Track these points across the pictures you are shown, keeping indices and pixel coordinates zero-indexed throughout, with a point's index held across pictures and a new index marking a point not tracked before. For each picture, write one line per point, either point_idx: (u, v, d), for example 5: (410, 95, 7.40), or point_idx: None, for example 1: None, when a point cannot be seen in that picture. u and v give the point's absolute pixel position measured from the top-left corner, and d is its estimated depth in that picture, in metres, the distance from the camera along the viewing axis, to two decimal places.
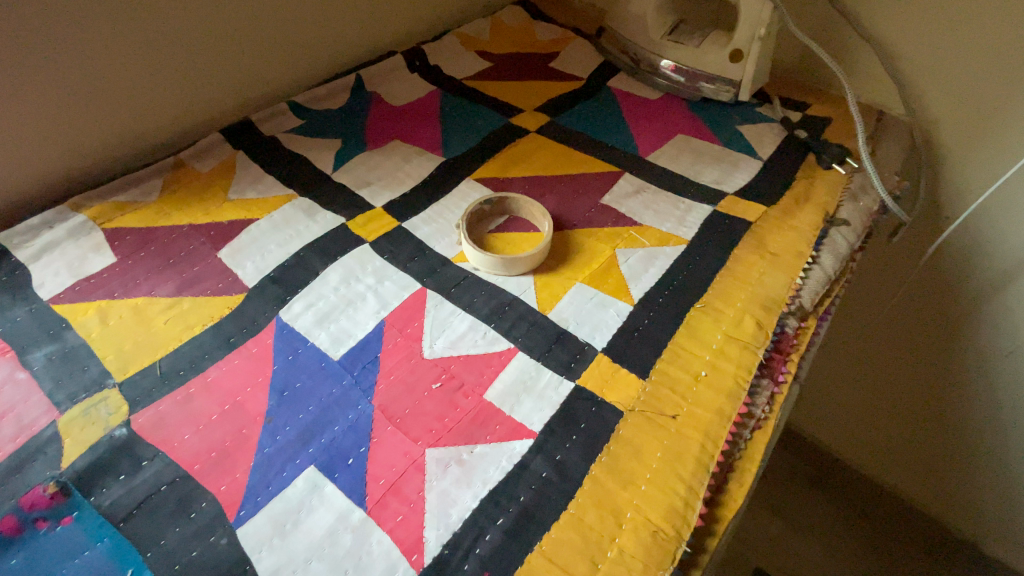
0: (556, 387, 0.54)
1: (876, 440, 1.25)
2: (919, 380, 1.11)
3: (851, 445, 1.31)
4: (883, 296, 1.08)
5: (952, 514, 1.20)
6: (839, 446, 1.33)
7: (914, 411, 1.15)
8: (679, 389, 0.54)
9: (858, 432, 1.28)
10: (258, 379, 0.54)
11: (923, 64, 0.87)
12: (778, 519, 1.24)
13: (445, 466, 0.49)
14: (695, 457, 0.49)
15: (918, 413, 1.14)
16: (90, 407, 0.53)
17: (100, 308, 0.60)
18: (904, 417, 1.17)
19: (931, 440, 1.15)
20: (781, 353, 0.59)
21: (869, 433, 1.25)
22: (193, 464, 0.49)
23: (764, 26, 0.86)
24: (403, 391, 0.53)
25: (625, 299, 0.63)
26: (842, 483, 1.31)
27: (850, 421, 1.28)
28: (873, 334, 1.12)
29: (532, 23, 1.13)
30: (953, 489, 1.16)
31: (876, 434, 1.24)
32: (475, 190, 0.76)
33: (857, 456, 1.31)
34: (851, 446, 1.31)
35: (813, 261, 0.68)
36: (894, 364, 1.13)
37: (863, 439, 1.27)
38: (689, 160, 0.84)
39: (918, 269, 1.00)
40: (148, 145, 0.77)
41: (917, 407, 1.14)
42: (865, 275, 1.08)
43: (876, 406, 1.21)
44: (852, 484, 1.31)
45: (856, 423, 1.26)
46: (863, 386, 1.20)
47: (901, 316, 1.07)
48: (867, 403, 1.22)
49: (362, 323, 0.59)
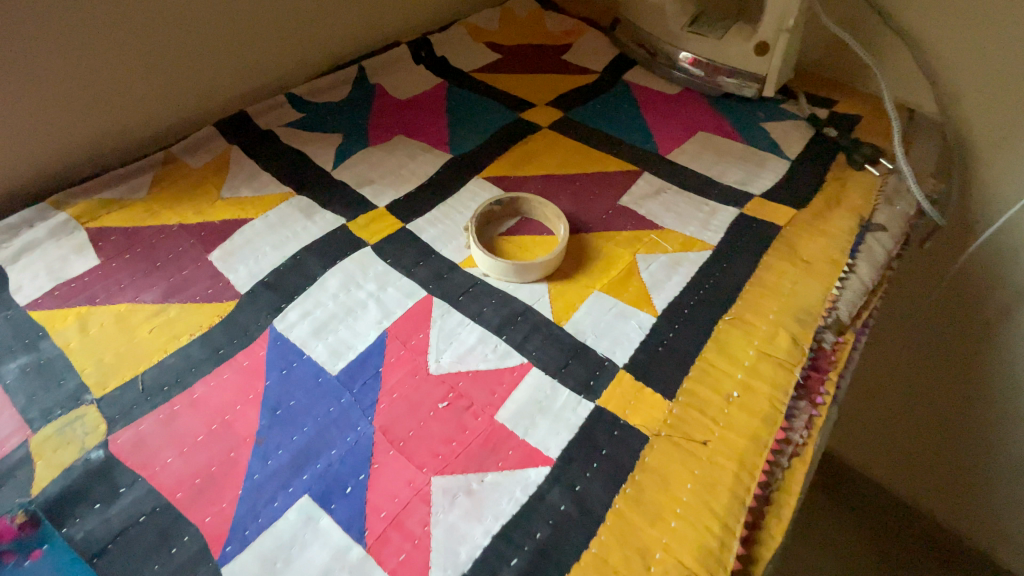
0: (574, 408, 0.50)
1: (894, 453, 1.16)
2: (959, 397, 1.01)
3: (875, 460, 1.21)
4: (920, 304, 0.99)
5: (986, 539, 1.11)
6: (851, 456, 1.25)
7: (950, 430, 1.06)
8: (708, 411, 0.50)
9: (877, 444, 1.19)
10: (249, 395, 0.50)
11: (959, 59, 0.81)
12: (802, 546, 1.13)
13: (453, 497, 0.44)
14: (729, 490, 0.45)
15: (955, 432, 1.05)
16: (65, 425, 0.48)
17: (81, 315, 0.56)
18: (938, 435, 1.08)
19: (967, 461, 1.06)
20: (819, 371, 0.54)
21: (886, 444, 1.17)
22: (175, 492, 0.44)
23: (792, 17, 0.80)
24: (407, 411, 0.49)
25: (648, 309, 0.58)
26: (855, 494, 1.23)
27: (864, 432, 1.19)
28: (896, 341, 1.04)
29: (543, 13, 1.08)
30: (987, 512, 1.08)
31: (906, 452, 1.15)
32: (484, 190, 0.71)
33: (874, 468, 1.22)
34: (867, 457, 1.22)
35: (849, 269, 0.63)
36: (931, 377, 1.04)
37: (889, 454, 1.18)
38: (712, 159, 0.79)
39: (957, 276, 0.92)
40: (137, 139, 0.72)
41: (953, 425, 1.04)
42: (901, 281, 0.99)
43: (895, 417, 1.12)
44: (866, 496, 1.22)
45: (871, 433, 1.18)
46: (894, 400, 1.11)
47: (941, 327, 0.98)
48: (886, 416, 1.14)
49: (362, 334, 0.55)
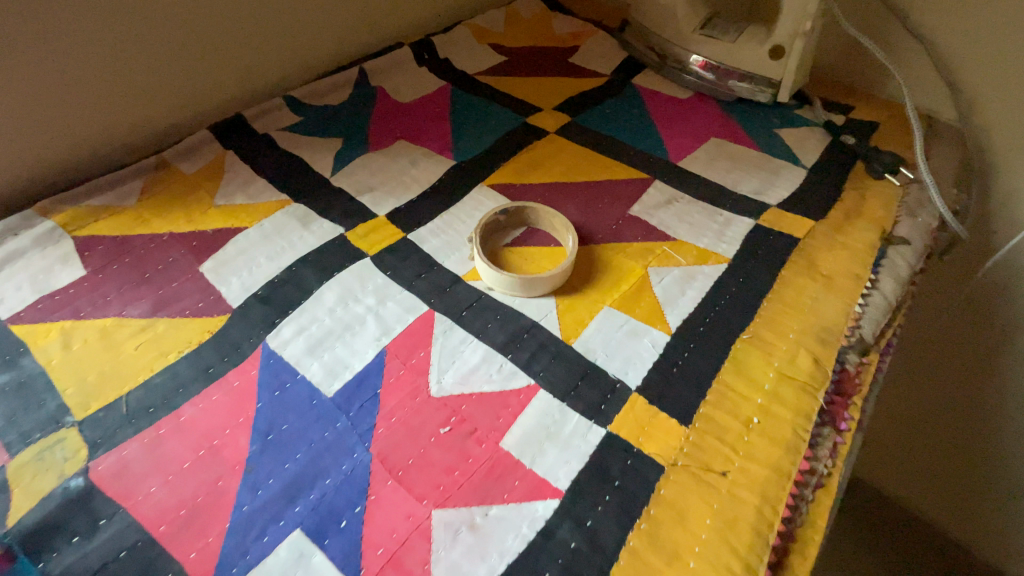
0: (584, 434, 0.47)
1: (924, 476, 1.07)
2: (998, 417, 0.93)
3: (903, 483, 1.12)
4: (955, 313, 0.91)
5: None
6: (874, 475, 1.16)
7: (989, 452, 0.97)
8: (727, 439, 0.47)
9: (904, 466, 1.10)
10: (239, 419, 0.47)
11: (982, 65, 0.78)
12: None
13: (455, 532, 0.41)
14: (751, 526, 0.42)
15: (994, 455, 0.96)
16: (44, 450, 0.45)
17: (64, 330, 0.53)
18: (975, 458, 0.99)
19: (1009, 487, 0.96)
20: (843, 395, 0.51)
21: (915, 466, 1.08)
22: (158, 525, 0.41)
23: (810, 20, 0.77)
24: (406, 437, 0.46)
25: (661, 327, 0.55)
26: (881, 519, 1.13)
27: (891, 451, 1.10)
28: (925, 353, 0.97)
29: (549, 14, 1.05)
30: None
31: (938, 475, 1.06)
32: (489, 199, 0.68)
33: (888, 482, 1.14)
34: (884, 475, 1.14)
35: (872, 286, 0.60)
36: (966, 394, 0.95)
37: (919, 477, 1.09)
38: (725, 166, 0.76)
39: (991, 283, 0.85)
40: (128, 143, 0.69)
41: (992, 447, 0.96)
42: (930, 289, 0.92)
43: (925, 436, 1.04)
44: (894, 522, 1.12)
45: (896, 452, 1.09)
46: (923, 418, 1.02)
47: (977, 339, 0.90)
48: (906, 431, 1.06)
49: (360, 352, 0.52)
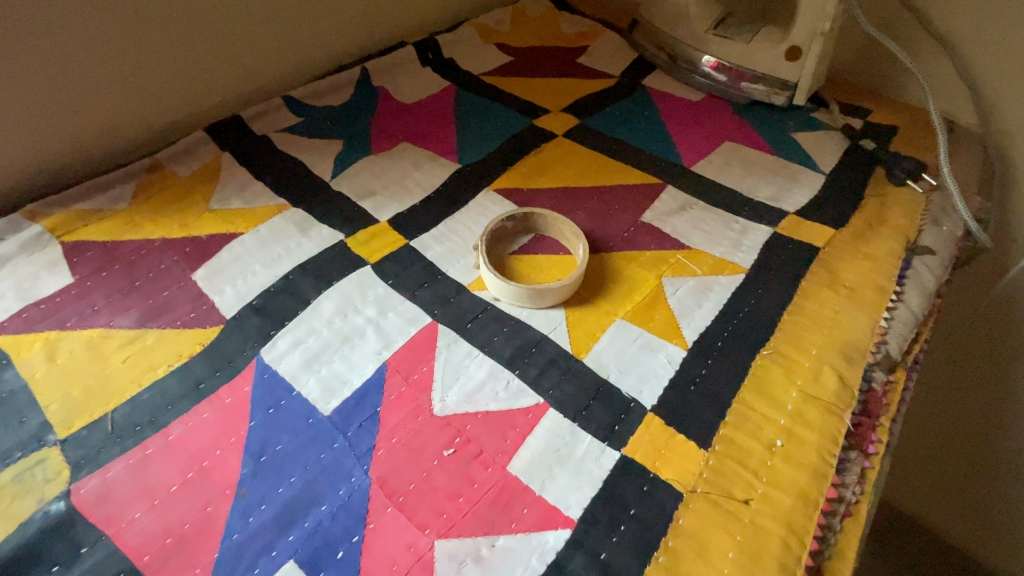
0: (597, 458, 0.44)
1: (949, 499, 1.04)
2: None
3: (927, 505, 1.08)
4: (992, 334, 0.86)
5: None
6: (897, 496, 1.12)
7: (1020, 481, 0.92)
8: (749, 464, 0.44)
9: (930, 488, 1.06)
10: (230, 438, 0.44)
11: (1005, 68, 0.75)
12: None
13: (459, 565, 0.38)
14: (776, 560, 0.39)
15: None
16: (23, 471, 0.43)
17: (48, 342, 0.50)
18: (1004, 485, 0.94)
19: None
20: (871, 417, 0.49)
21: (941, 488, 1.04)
22: (142, 555, 0.39)
23: (829, 19, 0.74)
24: (408, 459, 0.43)
25: (677, 341, 0.52)
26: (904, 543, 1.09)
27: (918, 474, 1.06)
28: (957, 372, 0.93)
29: (556, 13, 1.02)
30: None
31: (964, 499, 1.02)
32: (495, 204, 0.66)
33: (907, 500, 1.11)
34: (907, 496, 1.10)
35: (897, 298, 0.57)
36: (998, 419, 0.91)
37: (944, 500, 1.05)
38: (740, 171, 0.73)
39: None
40: (122, 144, 0.67)
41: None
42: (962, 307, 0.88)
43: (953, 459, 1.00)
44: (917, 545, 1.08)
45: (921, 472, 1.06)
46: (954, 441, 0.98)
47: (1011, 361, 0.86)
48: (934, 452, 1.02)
49: (359, 366, 0.49)
